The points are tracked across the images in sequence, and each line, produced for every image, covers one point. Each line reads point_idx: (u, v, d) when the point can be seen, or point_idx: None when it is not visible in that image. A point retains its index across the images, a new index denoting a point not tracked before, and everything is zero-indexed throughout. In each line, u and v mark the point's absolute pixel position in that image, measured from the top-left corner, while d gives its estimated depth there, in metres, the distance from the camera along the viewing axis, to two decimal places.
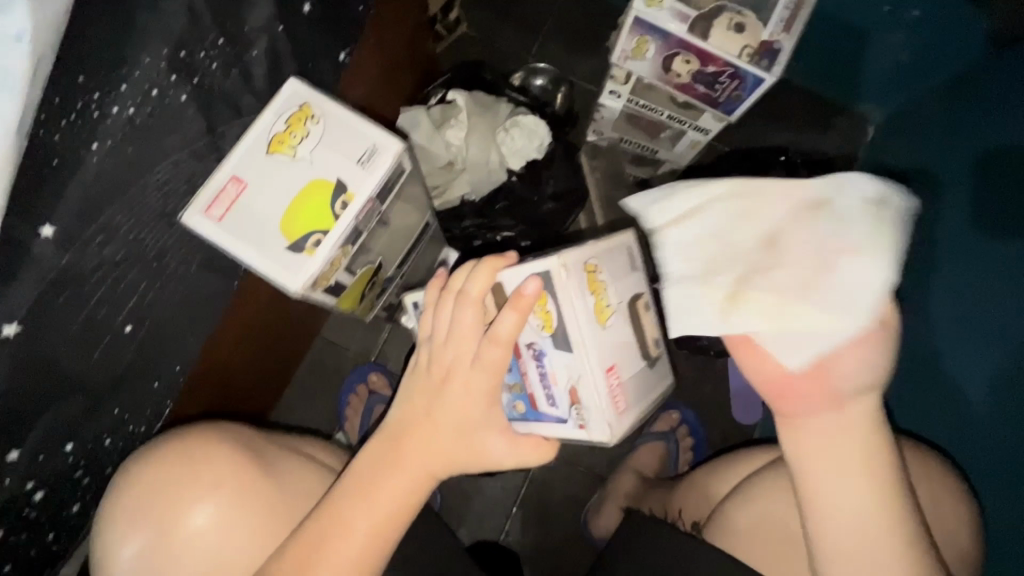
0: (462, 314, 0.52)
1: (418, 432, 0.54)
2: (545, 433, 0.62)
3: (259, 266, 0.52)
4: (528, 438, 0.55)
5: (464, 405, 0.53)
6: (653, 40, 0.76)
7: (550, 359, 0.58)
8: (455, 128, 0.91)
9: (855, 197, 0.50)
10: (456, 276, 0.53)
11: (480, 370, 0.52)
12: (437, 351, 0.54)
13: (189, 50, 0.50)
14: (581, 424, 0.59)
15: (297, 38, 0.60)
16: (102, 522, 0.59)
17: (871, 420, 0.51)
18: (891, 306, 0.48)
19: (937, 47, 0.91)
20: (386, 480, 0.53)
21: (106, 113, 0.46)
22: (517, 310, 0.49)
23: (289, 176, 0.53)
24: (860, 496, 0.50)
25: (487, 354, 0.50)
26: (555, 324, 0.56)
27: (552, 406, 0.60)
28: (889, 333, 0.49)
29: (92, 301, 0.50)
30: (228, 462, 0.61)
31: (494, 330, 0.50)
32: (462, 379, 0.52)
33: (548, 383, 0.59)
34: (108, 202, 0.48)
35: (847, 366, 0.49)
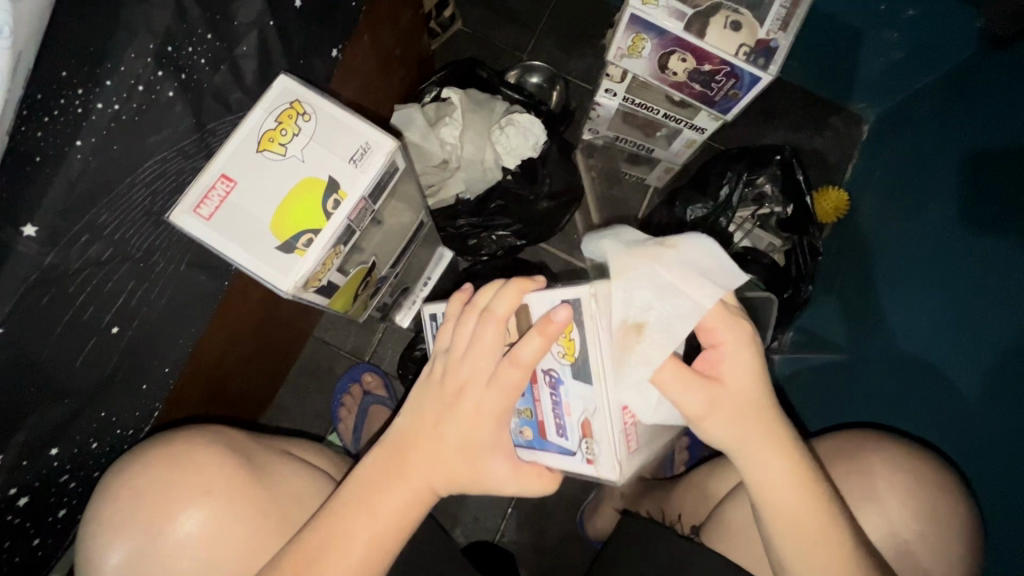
0: (485, 333, 0.49)
1: (422, 447, 0.51)
2: (548, 464, 0.56)
3: (248, 266, 0.51)
4: (529, 466, 0.52)
5: (471, 423, 0.50)
6: (649, 38, 0.75)
7: (566, 389, 0.53)
8: (450, 126, 0.90)
9: (712, 279, 0.51)
10: (482, 293, 0.50)
11: (495, 390, 0.49)
12: (453, 365, 0.51)
13: (176, 44, 0.49)
14: (589, 459, 0.53)
15: (289, 33, 0.59)
16: (89, 527, 0.59)
17: (762, 423, 0.51)
18: (721, 352, 0.51)
19: (932, 47, 0.91)
20: (385, 493, 0.51)
21: (89, 109, 0.45)
22: (543, 336, 0.47)
23: (280, 174, 0.52)
24: (798, 509, 0.51)
25: (504, 375, 0.48)
26: (579, 355, 0.51)
27: (560, 437, 0.55)
28: (729, 363, 0.51)
29: (78, 302, 0.49)
30: (218, 466, 0.60)
31: (515, 352, 0.48)
32: (474, 398, 0.50)
33: (560, 412, 0.54)
34: (93, 200, 0.47)
35: (719, 409, 0.50)
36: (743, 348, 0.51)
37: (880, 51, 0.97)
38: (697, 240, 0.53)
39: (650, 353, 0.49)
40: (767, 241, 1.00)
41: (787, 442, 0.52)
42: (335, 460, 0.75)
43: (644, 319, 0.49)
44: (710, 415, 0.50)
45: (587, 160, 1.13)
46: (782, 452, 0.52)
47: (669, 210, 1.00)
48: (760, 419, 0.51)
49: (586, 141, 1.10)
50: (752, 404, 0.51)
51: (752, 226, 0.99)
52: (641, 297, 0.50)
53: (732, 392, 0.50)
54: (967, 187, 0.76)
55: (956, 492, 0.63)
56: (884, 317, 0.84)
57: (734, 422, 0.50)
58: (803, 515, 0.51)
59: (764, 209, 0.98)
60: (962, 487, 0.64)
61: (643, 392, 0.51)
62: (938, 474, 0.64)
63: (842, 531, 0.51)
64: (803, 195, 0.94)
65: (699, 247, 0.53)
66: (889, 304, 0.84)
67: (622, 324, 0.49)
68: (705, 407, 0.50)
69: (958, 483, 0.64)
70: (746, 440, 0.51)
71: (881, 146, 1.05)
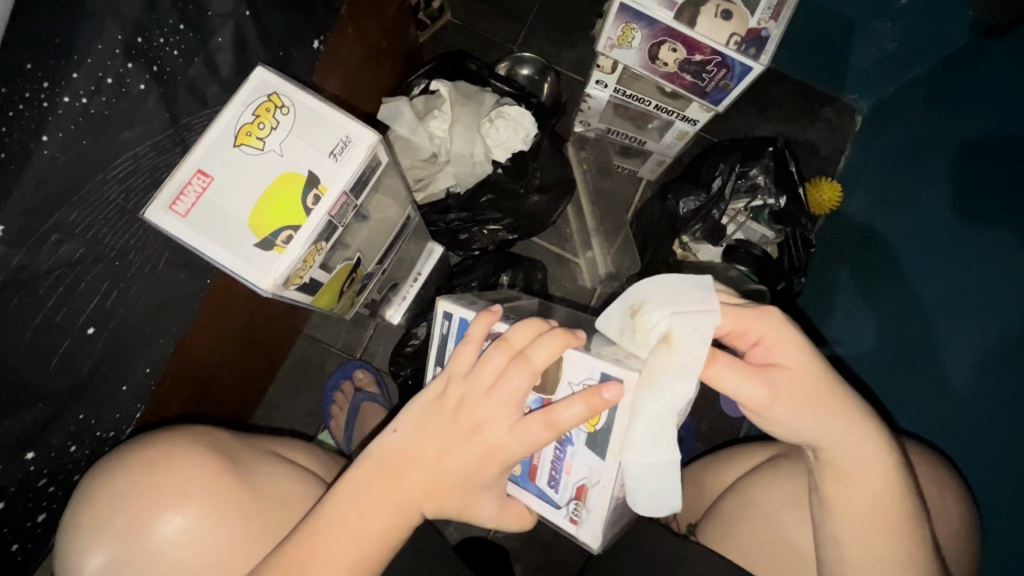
0: (518, 376, 0.48)
1: (412, 462, 0.50)
2: (530, 506, 0.57)
3: (225, 263, 0.50)
4: (512, 505, 0.54)
5: (464, 440, 0.49)
6: (639, 28, 0.74)
7: (573, 449, 0.53)
8: (439, 120, 0.88)
9: (689, 321, 0.46)
10: (520, 333, 0.49)
11: (516, 440, 0.48)
12: (472, 398, 0.49)
13: (147, 36, 0.47)
14: (573, 518, 0.54)
15: (266, 24, 0.58)
16: (69, 531, 0.57)
17: (841, 402, 0.48)
18: (781, 336, 0.48)
19: (925, 36, 0.91)
20: (371, 508, 0.49)
21: (56, 103, 0.43)
22: (587, 405, 0.46)
23: (258, 169, 0.50)
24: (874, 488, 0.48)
25: (535, 430, 0.47)
26: (600, 427, 0.51)
27: (551, 487, 0.55)
28: (789, 345, 0.48)
29: (50, 303, 0.48)
30: (199, 471, 0.59)
31: (552, 413, 0.47)
32: (489, 440, 0.48)
33: (559, 468, 0.54)
34: (63, 198, 0.45)
35: (789, 392, 0.47)
36: (788, 326, 0.48)
37: (874, 41, 0.97)
38: (663, 292, 0.48)
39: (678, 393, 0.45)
40: (759, 234, 0.99)
41: (857, 419, 0.48)
42: (325, 460, 0.74)
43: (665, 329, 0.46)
44: (781, 408, 0.47)
45: (578, 153, 1.10)
46: (861, 431, 0.49)
47: (662, 204, 1.00)
48: (832, 401, 0.48)
49: (577, 133, 1.09)
50: (819, 384, 0.47)
51: (745, 218, 0.98)
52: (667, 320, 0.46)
53: (802, 371, 0.47)
54: (960, 178, 0.75)
55: (950, 485, 0.63)
56: (879, 308, 0.83)
57: (805, 405, 0.47)
58: (885, 500, 0.48)
59: (756, 201, 0.97)
60: (955, 480, 0.63)
61: (663, 436, 0.47)
62: (934, 470, 0.63)
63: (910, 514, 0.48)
64: (796, 187, 0.94)
65: (667, 293, 0.48)
66: (885, 295, 0.83)
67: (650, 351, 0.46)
68: (773, 397, 0.47)
69: (950, 476, 0.63)
70: (821, 424, 0.48)
71: (875, 136, 1.04)
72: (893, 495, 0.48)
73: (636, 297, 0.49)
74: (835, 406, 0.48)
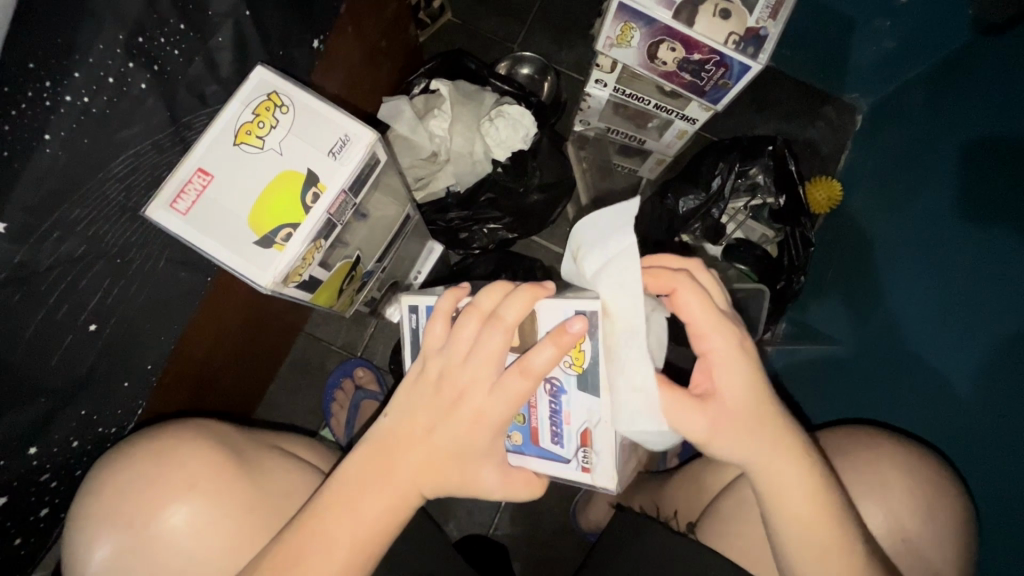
0: (490, 339, 0.47)
1: (410, 449, 0.50)
2: (539, 471, 0.57)
3: (225, 260, 0.50)
4: (518, 473, 0.53)
5: (453, 417, 0.49)
6: (638, 27, 0.74)
7: (567, 398, 0.54)
8: (439, 119, 0.89)
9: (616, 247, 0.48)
10: (486, 297, 0.48)
11: (498, 398, 0.48)
12: (451, 369, 0.49)
13: (147, 35, 0.48)
14: (585, 467, 0.55)
15: (266, 24, 0.58)
16: (74, 524, 0.58)
17: (773, 428, 0.50)
18: (721, 364, 0.49)
19: (925, 35, 0.91)
20: (372, 496, 0.50)
21: (58, 102, 0.44)
22: (557, 347, 0.46)
23: (258, 167, 0.51)
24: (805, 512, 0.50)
25: (513, 382, 0.47)
26: (587, 366, 0.52)
27: (555, 444, 0.56)
28: (727, 374, 0.49)
29: (52, 300, 0.48)
30: (202, 463, 0.59)
31: (526, 360, 0.47)
32: (474, 406, 0.48)
33: (559, 421, 0.55)
34: (65, 195, 0.46)
35: (725, 422, 0.49)
36: (732, 354, 0.49)
37: (874, 39, 0.97)
38: (594, 227, 0.51)
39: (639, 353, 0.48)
40: (760, 233, 1.00)
41: (790, 448, 0.50)
42: (326, 456, 0.75)
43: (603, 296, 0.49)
44: (716, 436, 0.49)
45: (578, 151, 1.12)
46: (794, 458, 0.50)
47: (661, 203, 1.00)
48: (766, 429, 0.49)
49: (578, 132, 1.11)
50: (756, 411, 0.49)
51: (744, 217, 0.99)
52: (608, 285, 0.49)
53: (737, 400, 0.49)
54: (960, 178, 0.75)
55: (948, 482, 0.63)
56: (877, 309, 0.84)
57: (740, 435, 0.49)
58: (818, 526, 0.50)
59: (756, 200, 0.97)
60: (953, 477, 0.64)
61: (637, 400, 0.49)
62: (932, 468, 0.64)
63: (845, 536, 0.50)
64: (795, 187, 0.94)
65: (598, 227, 0.50)
66: (882, 294, 0.83)
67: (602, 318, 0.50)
68: (711, 427, 0.49)
69: (947, 474, 0.64)
70: (756, 450, 0.49)
71: (874, 135, 1.04)
72: (827, 519, 0.50)
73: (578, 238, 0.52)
74: (767, 433, 0.49)
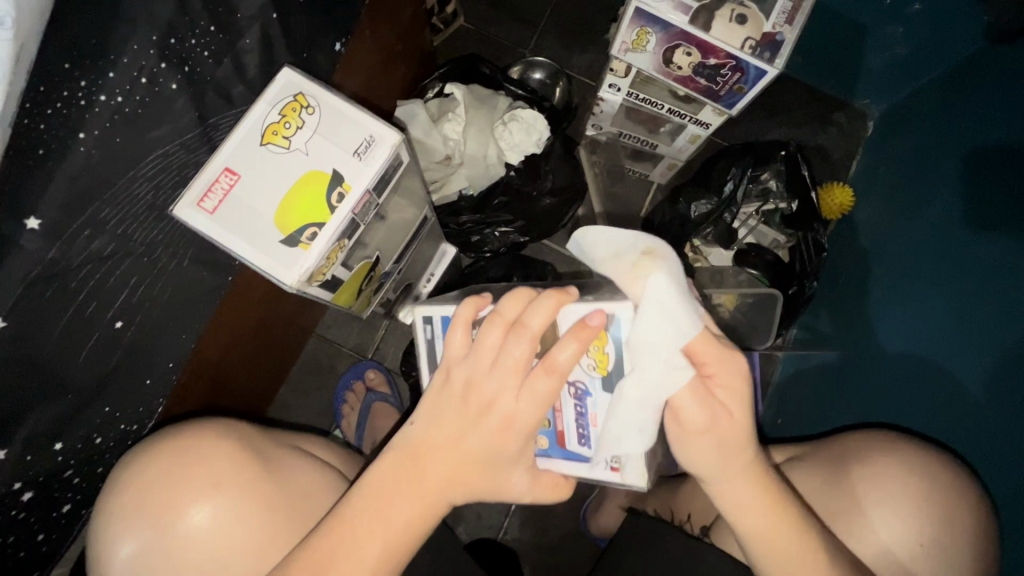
0: (515, 346, 0.47)
1: (438, 453, 0.50)
2: (564, 472, 0.56)
3: (252, 259, 0.51)
4: (546, 477, 0.53)
5: (479, 419, 0.49)
6: (653, 32, 0.75)
7: (593, 400, 0.52)
8: (453, 122, 0.90)
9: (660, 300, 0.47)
10: (510, 304, 0.48)
11: (527, 402, 0.47)
12: (477, 378, 0.48)
13: (179, 36, 0.48)
14: (614, 468, 0.54)
15: (292, 27, 0.59)
16: (99, 521, 0.58)
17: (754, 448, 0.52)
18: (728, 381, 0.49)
19: (939, 41, 0.91)
20: (401, 499, 0.50)
21: (92, 102, 0.44)
22: (579, 341, 0.46)
23: (284, 167, 0.51)
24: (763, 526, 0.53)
25: (539, 383, 0.46)
26: (611, 367, 0.50)
27: (582, 445, 0.54)
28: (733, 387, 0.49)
29: (81, 296, 0.49)
30: (227, 463, 0.60)
31: (551, 357, 0.46)
32: (504, 412, 0.48)
33: (585, 423, 0.53)
34: (96, 193, 0.46)
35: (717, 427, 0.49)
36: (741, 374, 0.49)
37: (886, 45, 0.97)
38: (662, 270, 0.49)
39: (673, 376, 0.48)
40: (772, 238, 1.00)
41: (759, 464, 0.53)
42: (342, 454, 0.75)
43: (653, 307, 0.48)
44: (711, 433, 0.49)
45: (590, 156, 1.11)
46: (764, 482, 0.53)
47: (671, 207, 0.99)
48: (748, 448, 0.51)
49: (590, 137, 1.09)
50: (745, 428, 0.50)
51: (756, 222, 1.00)
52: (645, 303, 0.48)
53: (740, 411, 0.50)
54: (974, 184, 0.75)
55: (970, 488, 0.62)
56: (889, 314, 0.84)
57: (729, 443, 0.50)
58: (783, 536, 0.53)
59: (768, 205, 0.98)
60: (974, 483, 0.63)
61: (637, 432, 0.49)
62: (951, 472, 0.64)
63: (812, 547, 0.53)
64: (808, 192, 0.94)
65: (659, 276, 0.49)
66: (895, 300, 0.83)
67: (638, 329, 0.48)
68: (707, 428, 0.49)
69: (968, 480, 0.63)
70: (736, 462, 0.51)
71: (886, 142, 1.04)
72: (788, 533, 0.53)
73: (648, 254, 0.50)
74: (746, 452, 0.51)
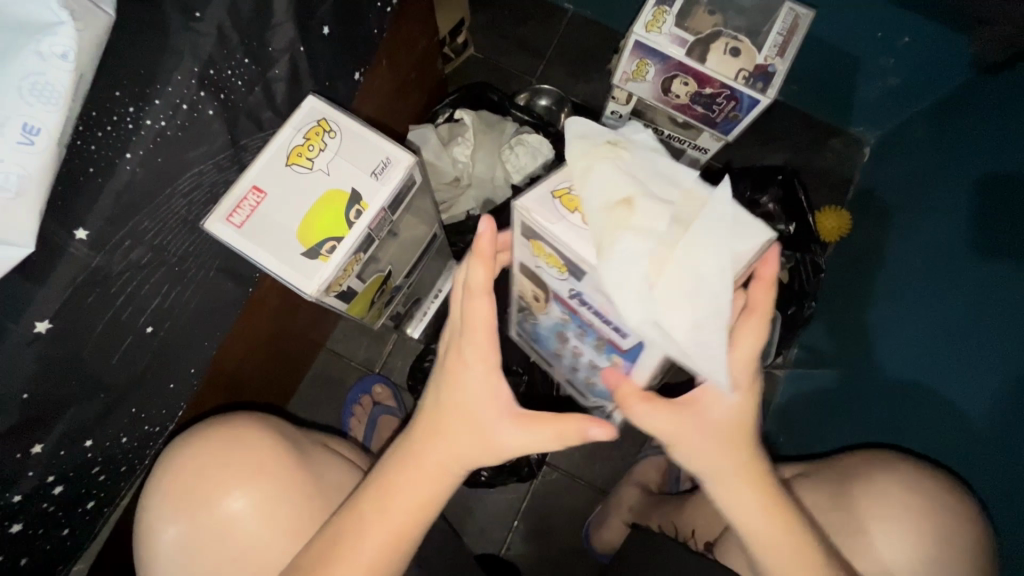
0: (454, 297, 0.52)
1: (433, 432, 0.53)
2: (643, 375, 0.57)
3: (276, 271, 0.55)
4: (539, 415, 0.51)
5: (469, 386, 0.51)
6: (653, 63, 0.80)
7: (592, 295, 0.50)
8: (462, 145, 0.95)
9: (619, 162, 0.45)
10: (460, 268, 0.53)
11: (469, 334, 0.50)
12: (447, 342, 0.54)
13: (217, 68, 0.53)
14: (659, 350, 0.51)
15: (318, 58, 0.64)
16: (146, 505, 0.65)
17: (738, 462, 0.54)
18: (726, 379, 0.52)
19: (929, 74, 0.95)
20: (402, 481, 0.53)
21: (139, 125, 0.49)
22: (484, 263, 0.47)
23: (307, 186, 0.56)
24: (746, 518, 0.54)
25: (471, 311, 0.49)
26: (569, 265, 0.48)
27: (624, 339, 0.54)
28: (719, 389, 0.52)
29: (118, 302, 0.52)
30: (262, 452, 0.66)
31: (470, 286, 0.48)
32: (461, 359, 0.51)
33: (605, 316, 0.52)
34: (138, 208, 0.51)
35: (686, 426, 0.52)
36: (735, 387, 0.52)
37: (878, 76, 1.02)
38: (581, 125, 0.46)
39: (665, 251, 0.42)
40: None
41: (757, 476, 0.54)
42: (363, 456, 0.82)
43: (621, 201, 0.43)
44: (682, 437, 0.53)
45: None
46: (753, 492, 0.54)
47: None
48: (731, 454, 0.53)
49: None
50: (730, 440, 0.53)
51: None
52: (602, 192, 0.43)
53: (721, 417, 0.52)
54: (970, 210, 0.78)
55: (963, 501, 0.64)
56: (883, 336, 0.86)
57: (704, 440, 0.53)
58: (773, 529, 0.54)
59: (768, 227, 1.01)
60: (967, 495, 0.65)
61: (679, 311, 0.42)
62: (941, 483, 0.66)
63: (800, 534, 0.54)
64: (806, 215, 0.97)
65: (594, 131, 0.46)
66: (887, 322, 0.86)
67: (605, 208, 0.43)
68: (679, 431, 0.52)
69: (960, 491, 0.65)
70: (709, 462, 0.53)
71: (881, 168, 1.08)
72: (777, 532, 0.54)
73: (579, 125, 0.47)
74: (721, 456, 0.53)
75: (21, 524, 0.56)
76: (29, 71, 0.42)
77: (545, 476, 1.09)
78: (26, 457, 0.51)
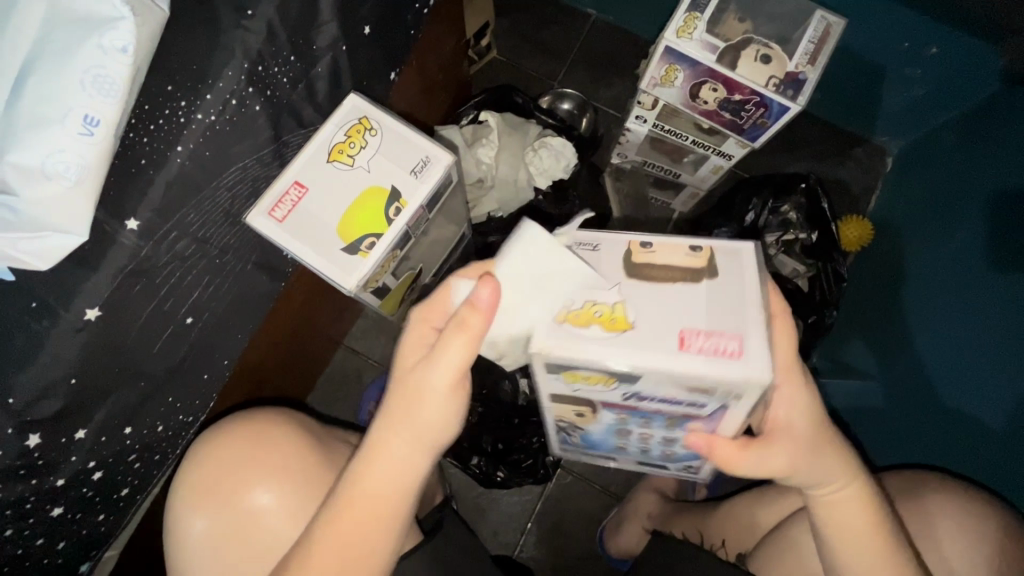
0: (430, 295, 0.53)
1: (393, 415, 0.52)
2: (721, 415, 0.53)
3: (317, 265, 0.56)
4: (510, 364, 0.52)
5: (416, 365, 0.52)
6: (682, 69, 0.80)
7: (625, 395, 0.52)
8: (486, 147, 0.95)
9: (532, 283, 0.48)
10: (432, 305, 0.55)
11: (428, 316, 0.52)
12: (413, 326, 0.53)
13: (265, 65, 0.54)
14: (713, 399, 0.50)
15: (357, 57, 0.64)
16: (175, 498, 0.66)
17: (838, 461, 0.56)
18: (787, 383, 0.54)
19: (956, 86, 0.95)
20: (372, 468, 0.52)
21: (190, 119, 0.50)
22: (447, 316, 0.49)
23: (349, 182, 0.57)
24: (843, 522, 0.57)
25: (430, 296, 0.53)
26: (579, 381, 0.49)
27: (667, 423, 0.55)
28: (792, 399, 0.54)
29: (162, 293, 0.53)
30: (286, 449, 0.67)
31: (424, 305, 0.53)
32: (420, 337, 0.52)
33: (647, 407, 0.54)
34: (185, 200, 0.52)
35: (777, 456, 0.54)
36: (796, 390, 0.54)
37: (905, 87, 1.01)
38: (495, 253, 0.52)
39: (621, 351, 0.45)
40: (791, 268, 0.99)
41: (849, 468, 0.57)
42: None
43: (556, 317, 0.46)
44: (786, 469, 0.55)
45: (615, 182, 1.18)
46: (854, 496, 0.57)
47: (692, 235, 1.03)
48: (825, 453, 0.55)
49: (614, 165, 1.17)
50: (819, 438, 0.55)
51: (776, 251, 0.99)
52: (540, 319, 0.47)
53: (805, 417, 0.55)
54: (994, 220, 0.78)
55: (993, 515, 0.64)
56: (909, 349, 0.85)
57: (798, 455, 0.54)
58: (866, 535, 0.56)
59: (789, 235, 0.98)
60: (1000, 508, 0.64)
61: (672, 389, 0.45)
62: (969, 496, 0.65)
63: (896, 549, 0.56)
64: (829, 224, 0.96)
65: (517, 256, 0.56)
66: (911, 333, 0.86)
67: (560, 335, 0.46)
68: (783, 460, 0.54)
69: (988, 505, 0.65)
70: (815, 466, 0.55)
71: (905, 179, 1.08)
72: (880, 539, 0.56)
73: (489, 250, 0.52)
74: (824, 461, 0.55)
75: (61, 507, 0.57)
76: (91, 65, 0.43)
77: (559, 479, 1.09)
78: (69, 442, 0.53)
